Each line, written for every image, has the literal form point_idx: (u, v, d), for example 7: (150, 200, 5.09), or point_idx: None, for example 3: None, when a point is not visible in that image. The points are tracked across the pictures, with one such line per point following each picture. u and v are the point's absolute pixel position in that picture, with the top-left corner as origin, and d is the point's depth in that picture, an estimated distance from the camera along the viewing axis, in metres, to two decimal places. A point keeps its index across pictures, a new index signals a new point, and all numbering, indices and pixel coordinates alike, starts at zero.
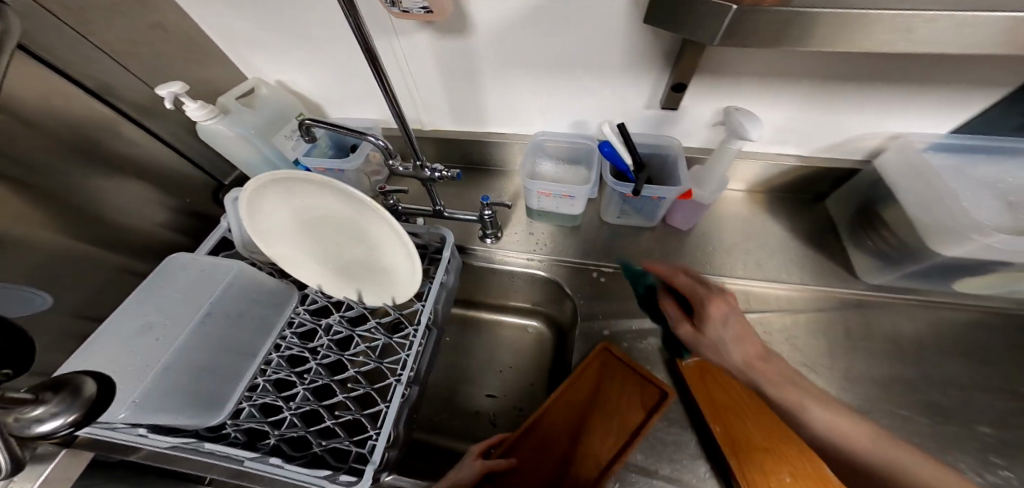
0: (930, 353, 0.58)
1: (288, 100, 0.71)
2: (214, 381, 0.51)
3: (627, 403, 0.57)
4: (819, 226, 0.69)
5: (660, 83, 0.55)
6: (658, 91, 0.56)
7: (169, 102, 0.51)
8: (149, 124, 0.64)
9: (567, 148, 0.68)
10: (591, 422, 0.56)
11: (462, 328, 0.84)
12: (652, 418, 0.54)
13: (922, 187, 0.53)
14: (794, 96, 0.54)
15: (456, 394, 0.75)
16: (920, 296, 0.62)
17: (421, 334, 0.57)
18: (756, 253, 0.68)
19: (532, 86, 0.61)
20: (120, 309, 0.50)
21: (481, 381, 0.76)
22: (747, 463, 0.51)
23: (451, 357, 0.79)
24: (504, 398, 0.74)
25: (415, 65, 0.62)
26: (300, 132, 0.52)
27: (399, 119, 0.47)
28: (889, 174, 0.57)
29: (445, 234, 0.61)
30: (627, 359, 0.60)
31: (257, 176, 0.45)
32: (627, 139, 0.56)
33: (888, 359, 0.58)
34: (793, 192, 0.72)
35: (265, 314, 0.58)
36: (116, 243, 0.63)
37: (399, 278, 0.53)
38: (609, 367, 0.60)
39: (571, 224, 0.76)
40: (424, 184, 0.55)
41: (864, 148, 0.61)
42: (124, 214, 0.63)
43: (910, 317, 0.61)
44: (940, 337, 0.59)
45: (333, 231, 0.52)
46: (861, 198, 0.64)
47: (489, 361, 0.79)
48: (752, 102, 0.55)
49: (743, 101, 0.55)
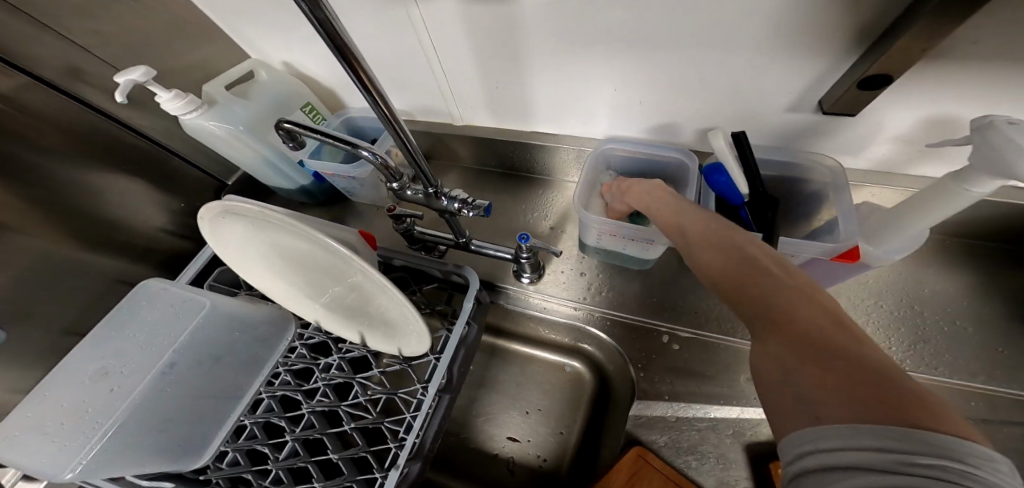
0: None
1: (293, 85, 0.58)
2: (189, 426, 0.41)
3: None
4: (1014, 295, 0.47)
5: (839, 71, 0.34)
6: (824, 87, 0.36)
7: (126, 93, 0.40)
8: (134, 119, 0.55)
9: (645, 162, 0.50)
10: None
11: (489, 357, 0.64)
12: None
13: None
14: None
15: (468, 437, 0.59)
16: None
17: (429, 400, 0.43)
18: (899, 321, 0.47)
19: (595, 72, 0.43)
20: (77, 349, 0.40)
21: (500, 419, 0.59)
22: None
23: (470, 390, 0.62)
24: (528, 444, 0.57)
25: (441, 44, 0.46)
26: (282, 137, 0.39)
27: (391, 127, 0.33)
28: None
29: (470, 273, 0.46)
30: (670, 470, 0.44)
31: (209, 202, 0.32)
32: (748, 159, 0.39)
33: None
34: (978, 236, 0.49)
35: (255, 348, 0.47)
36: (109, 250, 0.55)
37: (403, 326, 0.38)
38: (645, 481, 0.43)
39: (638, 266, 0.59)
40: (442, 215, 0.42)
41: None
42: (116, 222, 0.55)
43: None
44: None
45: (310, 270, 0.37)
46: None
47: (513, 398, 0.60)
48: (971, 108, 0.34)
49: (960, 103, 0.33)
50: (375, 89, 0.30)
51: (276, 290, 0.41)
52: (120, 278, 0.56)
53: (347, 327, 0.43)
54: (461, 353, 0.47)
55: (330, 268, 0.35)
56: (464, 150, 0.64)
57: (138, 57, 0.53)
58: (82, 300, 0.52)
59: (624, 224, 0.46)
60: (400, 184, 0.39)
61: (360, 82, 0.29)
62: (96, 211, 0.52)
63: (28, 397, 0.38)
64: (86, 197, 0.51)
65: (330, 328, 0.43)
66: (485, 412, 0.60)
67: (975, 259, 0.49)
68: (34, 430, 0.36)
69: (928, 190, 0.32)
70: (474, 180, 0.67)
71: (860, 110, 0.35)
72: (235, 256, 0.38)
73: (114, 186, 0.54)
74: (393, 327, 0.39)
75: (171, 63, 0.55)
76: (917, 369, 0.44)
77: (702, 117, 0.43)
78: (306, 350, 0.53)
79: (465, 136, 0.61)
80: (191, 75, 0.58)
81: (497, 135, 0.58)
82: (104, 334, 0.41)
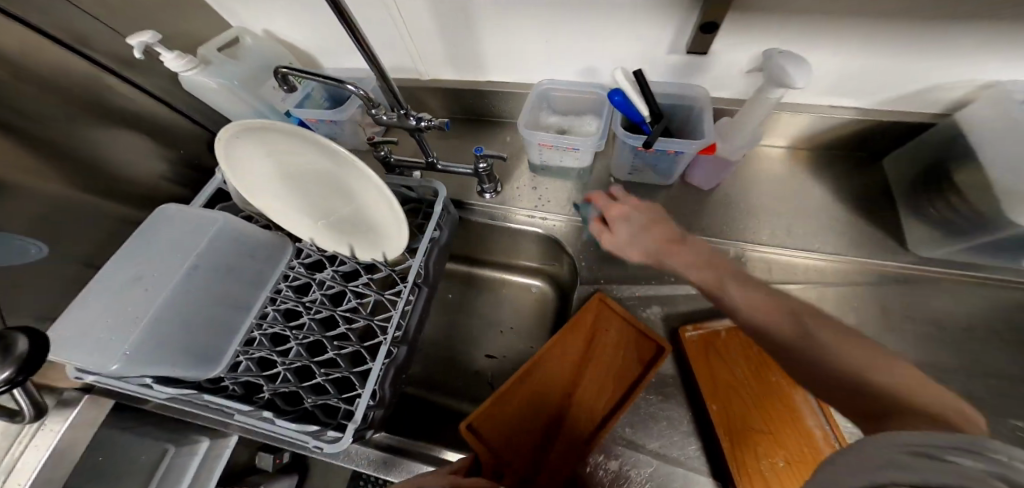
0: (1011, 346, 0.47)
1: (275, 50, 0.67)
2: (205, 335, 0.49)
3: (624, 359, 0.51)
4: (865, 190, 0.56)
5: (690, 20, 0.45)
6: (684, 33, 0.47)
7: (141, 53, 0.48)
8: (134, 79, 0.61)
9: (576, 99, 0.59)
10: (581, 387, 0.51)
11: (465, 287, 0.77)
12: (650, 371, 0.49)
13: (1008, 145, 0.41)
14: (853, 37, 0.43)
15: (457, 355, 0.69)
16: (982, 271, 0.49)
17: (407, 292, 0.53)
18: (796, 212, 0.56)
19: (528, 26, 0.52)
20: (117, 258, 0.48)
21: (480, 341, 0.70)
22: (741, 447, 0.44)
23: (451, 315, 0.74)
24: (503, 360, 0.68)
25: (406, 10, 0.54)
26: (276, 81, 0.50)
27: (376, 70, 0.42)
28: (973, 132, 0.45)
29: (438, 189, 0.55)
30: (622, 308, 0.54)
31: (227, 125, 0.40)
32: (644, 87, 0.47)
33: (930, 344, 0.47)
34: (845, 149, 0.58)
35: (258, 268, 0.56)
36: (111, 192, 0.61)
37: (385, 232, 0.49)
38: (602, 319, 0.54)
39: (578, 180, 0.64)
40: (412, 134, 0.51)
41: (948, 99, 0.48)
42: (122, 166, 0.62)
43: (988, 300, 0.49)
44: (998, 322, 0.48)
45: (315, 185, 0.48)
46: (929, 161, 0.51)
47: (492, 319, 0.73)
48: (792, 47, 0.45)
49: (788, 39, 0.44)
50: (364, 42, 0.40)
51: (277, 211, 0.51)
52: (126, 217, 0.64)
53: (339, 243, 0.53)
54: (434, 253, 0.58)
55: (330, 181, 0.47)
56: (433, 101, 0.71)
57: (130, 19, 0.58)
58: (97, 230, 0.60)
59: (558, 136, 0.54)
60: (376, 111, 0.49)
61: (349, 31, 0.38)
62: (103, 158, 0.59)
63: (77, 300, 0.45)
64: (92, 141, 0.57)
65: (324, 246, 0.53)
66: (468, 332, 0.72)
67: (850, 163, 0.58)
68: (71, 337, 0.43)
69: (755, 99, 0.44)
70: None
71: (707, 50, 0.47)
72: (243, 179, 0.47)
73: (115, 134, 0.60)
74: (378, 233, 0.50)
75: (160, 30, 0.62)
76: (810, 247, 0.53)
77: (618, 60, 0.54)
78: (302, 269, 0.61)
79: (432, 89, 0.68)
80: (177, 41, 0.64)
81: (460, 86, 0.66)
82: (136, 247, 0.49)
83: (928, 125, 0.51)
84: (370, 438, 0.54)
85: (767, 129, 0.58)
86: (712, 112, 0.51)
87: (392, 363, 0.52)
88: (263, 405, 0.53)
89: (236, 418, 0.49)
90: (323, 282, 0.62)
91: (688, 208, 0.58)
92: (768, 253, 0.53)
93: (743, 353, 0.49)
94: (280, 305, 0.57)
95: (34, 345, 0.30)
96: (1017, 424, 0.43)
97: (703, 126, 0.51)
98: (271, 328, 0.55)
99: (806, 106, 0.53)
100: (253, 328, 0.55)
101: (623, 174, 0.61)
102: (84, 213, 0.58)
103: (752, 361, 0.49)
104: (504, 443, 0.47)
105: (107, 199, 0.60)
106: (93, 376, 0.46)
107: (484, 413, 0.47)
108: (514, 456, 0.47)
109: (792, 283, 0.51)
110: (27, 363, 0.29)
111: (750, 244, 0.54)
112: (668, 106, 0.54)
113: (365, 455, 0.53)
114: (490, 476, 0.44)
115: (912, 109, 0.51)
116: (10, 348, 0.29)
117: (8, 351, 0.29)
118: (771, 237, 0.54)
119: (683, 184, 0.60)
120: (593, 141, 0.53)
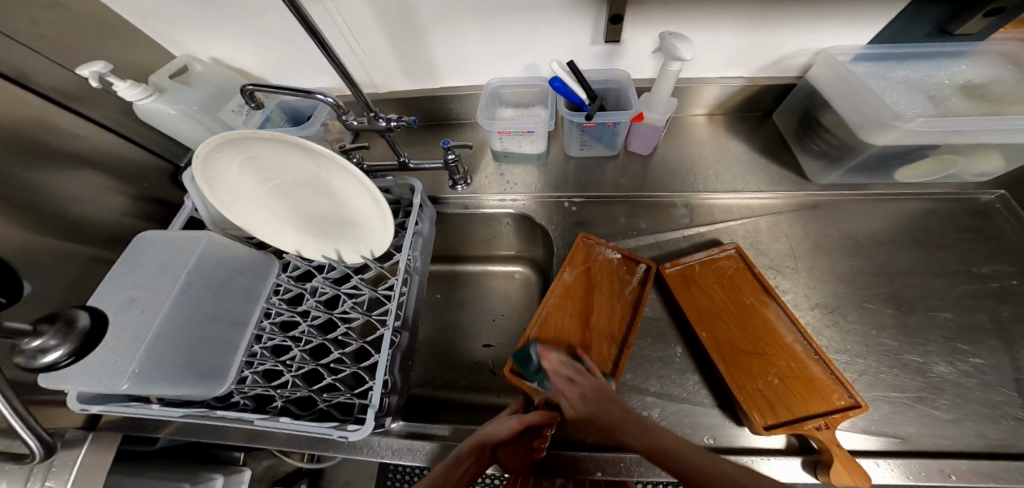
0: (912, 248, 0.57)
1: (227, 75, 0.67)
2: (209, 352, 0.49)
3: (622, 286, 0.56)
4: (770, 141, 0.68)
5: (600, 15, 0.55)
6: (599, 25, 0.57)
7: (96, 83, 0.49)
8: (83, 111, 0.55)
9: (523, 93, 0.67)
10: (596, 317, 0.54)
11: (451, 285, 0.78)
12: (647, 291, 0.54)
13: (848, 93, 0.54)
14: (727, 22, 0.55)
15: (455, 350, 0.70)
16: (870, 189, 0.61)
17: (400, 282, 0.54)
18: (724, 163, 0.66)
19: (474, 32, 0.59)
20: (104, 286, 0.48)
21: (476, 331, 0.71)
22: (735, 364, 0.47)
23: (438, 315, 0.74)
24: (501, 346, 0.69)
25: (354, 22, 0.58)
26: (243, 99, 0.53)
27: (348, 80, 0.47)
28: (823, 87, 0.58)
29: (413, 184, 0.60)
30: (607, 244, 0.59)
31: (206, 140, 0.42)
32: (579, 73, 0.55)
33: (848, 255, 0.57)
34: (746, 111, 0.70)
35: (249, 283, 0.56)
36: (75, 235, 0.54)
37: (371, 229, 0.54)
38: (594, 257, 0.58)
39: (539, 162, 0.71)
40: (382, 135, 0.56)
41: (794, 67, 0.62)
42: (84, 206, 0.55)
43: (889, 214, 0.60)
44: (895, 230, 0.58)
45: (297, 189, 0.51)
46: (802, 110, 0.64)
47: (480, 313, 0.73)
48: (686, 31, 0.56)
49: (680, 24, 0.55)
50: (334, 53, 0.44)
51: (260, 224, 0.53)
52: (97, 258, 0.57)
53: (325, 247, 0.58)
54: (417, 242, 0.61)
55: (311, 183, 0.50)
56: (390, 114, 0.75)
57: (78, 53, 0.54)
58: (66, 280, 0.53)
59: (515, 122, 0.61)
60: (346, 117, 0.53)
61: (319, 43, 0.43)
62: (62, 200, 0.52)
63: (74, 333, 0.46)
64: (47, 182, 0.51)
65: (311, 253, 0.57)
66: (460, 326, 0.72)
67: (751, 123, 0.70)
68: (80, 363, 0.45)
69: (661, 76, 0.55)
70: (405, 134, 0.78)
71: (619, 38, 0.57)
72: (227, 193, 0.48)
73: (71, 174, 0.53)
74: (363, 232, 0.55)
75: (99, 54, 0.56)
76: (736, 188, 0.63)
77: (554, 54, 0.62)
78: (291, 280, 0.62)
79: (391, 101, 0.72)
80: (123, 68, 0.58)
81: (417, 94, 0.71)
82: (119, 276, 0.49)
83: (792, 85, 0.64)
84: (389, 429, 0.53)
85: (689, 99, 0.68)
86: (634, 89, 0.62)
87: (399, 349, 0.55)
88: (278, 413, 0.53)
89: (253, 425, 0.48)
90: (315, 290, 0.63)
91: (638, 174, 0.67)
92: (706, 198, 0.63)
93: (719, 280, 0.54)
94: (276, 317, 0.58)
95: (94, 323, 0.30)
96: (941, 313, 0.52)
97: (630, 101, 0.61)
98: (271, 340, 0.56)
99: (710, 79, 0.64)
100: (253, 342, 0.56)
101: (575, 150, 0.69)
102: (45, 262, 0.50)
103: (726, 286, 0.53)
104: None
105: (72, 243, 0.54)
106: (97, 406, 0.46)
107: (522, 359, 0.50)
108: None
109: (730, 221, 0.61)
110: (84, 342, 0.29)
111: (694, 195, 0.63)
112: (600, 89, 0.64)
113: (389, 445, 0.52)
114: (547, 406, 0.46)
115: (777, 75, 0.64)
116: (71, 324, 0.28)
117: (71, 327, 0.28)
118: (710, 185, 0.64)
119: (626, 153, 0.70)
120: (544, 123, 0.61)
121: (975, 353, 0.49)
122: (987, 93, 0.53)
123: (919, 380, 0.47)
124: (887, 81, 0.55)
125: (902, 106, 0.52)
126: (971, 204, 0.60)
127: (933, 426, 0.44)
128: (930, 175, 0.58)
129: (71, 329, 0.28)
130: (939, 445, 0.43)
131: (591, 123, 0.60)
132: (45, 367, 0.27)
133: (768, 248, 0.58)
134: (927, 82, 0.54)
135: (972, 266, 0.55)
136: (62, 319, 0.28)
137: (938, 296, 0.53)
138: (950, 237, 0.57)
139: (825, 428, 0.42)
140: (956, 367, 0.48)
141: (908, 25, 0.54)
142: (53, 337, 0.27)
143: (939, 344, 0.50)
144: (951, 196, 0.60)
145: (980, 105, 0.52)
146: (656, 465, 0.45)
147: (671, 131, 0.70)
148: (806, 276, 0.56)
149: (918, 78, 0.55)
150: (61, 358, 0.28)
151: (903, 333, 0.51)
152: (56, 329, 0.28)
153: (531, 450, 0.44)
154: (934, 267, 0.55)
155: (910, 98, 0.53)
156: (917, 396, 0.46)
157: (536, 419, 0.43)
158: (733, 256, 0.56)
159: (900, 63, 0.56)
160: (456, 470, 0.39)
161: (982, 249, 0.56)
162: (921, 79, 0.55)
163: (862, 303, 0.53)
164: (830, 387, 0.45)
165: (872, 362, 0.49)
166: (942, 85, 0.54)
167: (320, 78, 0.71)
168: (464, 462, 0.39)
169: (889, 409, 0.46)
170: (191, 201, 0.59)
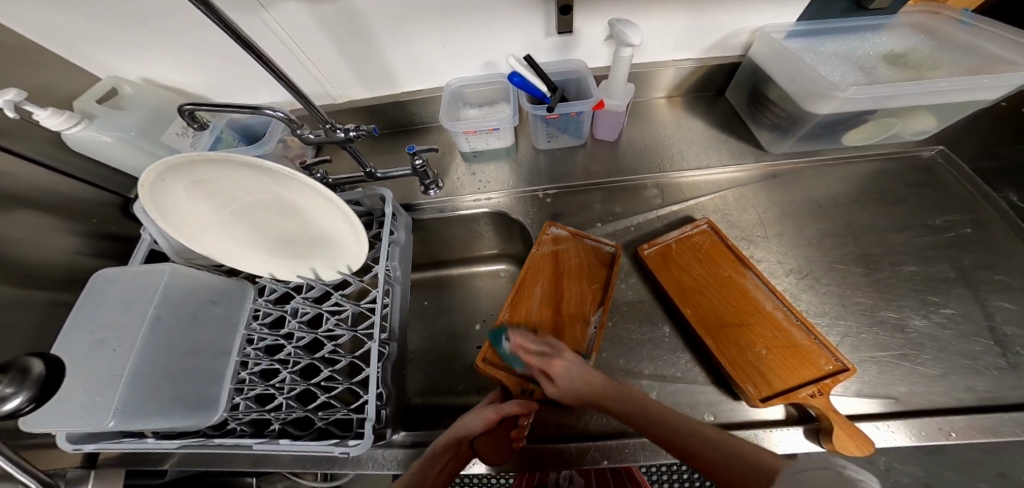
0: (873, 207, 0.59)
1: (162, 96, 0.63)
2: (194, 383, 0.48)
3: (591, 268, 0.57)
4: (726, 118, 0.69)
5: (549, 8, 0.55)
6: (551, 18, 0.57)
7: (13, 113, 0.46)
8: (8, 145, 0.50)
9: (484, 90, 0.67)
10: (566, 301, 0.55)
11: (436, 291, 0.77)
12: (614, 275, 0.55)
13: (788, 69, 0.55)
14: (666, 6, 0.56)
15: (448, 356, 0.69)
16: (827, 153, 0.63)
17: (381, 295, 0.53)
18: (687, 141, 0.67)
19: (422, 34, 0.59)
20: (65, 331, 0.46)
21: (467, 334, 0.71)
22: (722, 338, 0.48)
23: (427, 321, 0.73)
24: None
25: (300, 33, 0.57)
26: (184, 118, 0.51)
27: (297, 94, 0.45)
28: (765, 63, 0.59)
29: (383, 192, 0.59)
30: (571, 230, 0.60)
31: (149, 166, 0.39)
32: (534, 66, 0.55)
33: (815, 220, 0.59)
34: (702, 91, 0.72)
35: (224, 313, 0.55)
36: (22, 281, 0.50)
37: (343, 244, 0.53)
38: (561, 240, 0.59)
39: (508, 158, 0.71)
40: (342, 146, 0.55)
41: (739, 44, 0.63)
42: (26, 251, 0.51)
43: (850, 176, 0.62)
44: (857, 191, 0.61)
45: (254, 210, 0.50)
46: (748, 86, 0.65)
47: (469, 315, 0.73)
48: (632, 18, 0.57)
49: (624, 11, 0.56)
50: (274, 66, 0.42)
51: (227, 250, 0.52)
52: (54, 302, 0.54)
53: (299, 266, 0.57)
54: (395, 251, 0.60)
55: (271, 202, 0.49)
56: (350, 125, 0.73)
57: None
58: (26, 332, 0.50)
59: (480, 121, 0.61)
60: (302, 131, 0.52)
61: (258, 57, 0.41)
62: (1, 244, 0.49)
63: None
64: None
65: (285, 272, 0.57)
66: (452, 331, 0.72)
67: (706, 101, 0.71)
68: (50, 412, 0.42)
69: (614, 63, 0.55)
70: (369, 143, 0.76)
71: (571, 28, 0.57)
72: (186, 224, 0.48)
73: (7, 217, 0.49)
74: (338, 247, 0.54)
75: (24, 86, 0.52)
76: (702, 164, 0.64)
77: (510, 50, 0.62)
78: (270, 304, 0.60)
79: (349, 111, 0.70)
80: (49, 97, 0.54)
81: (376, 102, 0.70)
82: (80, 318, 0.47)
83: (737, 63, 0.65)
84: (391, 440, 0.53)
85: (646, 82, 0.69)
86: (593, 78, 0.62)
87: (390, 361, 0.54)
88: (276, 436, 0.53)
89: (253, 450, 0.47)
90: (297, 311, 0.61)
91: (606, 162, 0.68)
92: (674, 176, 0.64)
93: (695, 255, 0.55)
94: (259, 343, 0.56)
95: (49, 368, 0.28)
96: (907, 266, 0.55)
97: (590, 89, 0.62)
98: (258, 365, 0.55)
99: (662, 63, 0.66)
100: (239, 369, 0.55)
101: (542, 143, 0.69)
102: None
103: (704, 261, 0.55)
104: (521, 365, 0.50)
105: (23, 290, 0.50)
106: (92, 445, 0.46)
107: (495, 346, 0.51)
108: (535, 375, 0.50)
109: (699, 197, 0.62)
110: (43, 387, 0.28)
111: (661, 176, 0.64)
112: (560, 81, 0.64)
113: (394, 457, 0.51)
114: (522, 394, 0.48)
115: (722, 54, 0.65)
116: (25, 371, 0.27)
117: (25, 374, 0.27)
118: (675, 165, 0.65)
119: (593, 141, 0.70)
120: (507, 119, 0.61)
121: (945, 303, 0.52)
122: (908, 61, 0.55)
123: (899, 336, 0.50)
124: (820, 55, 0.56)
125: (836, 77, 0.54)
126: (925, 162, 0.62)
127: (923, 383, 0.46)
128: (880, 136, 0.61)
129: (26, 376, 0.27)
130: (933, 402, 0.45)
131: (554, 115, 0.60)
132: (5, 416, 0.26)
133: (739, 220, 0.60)
134: (855, 54, 0.57)
135: (931, 219, 0.58)
136: (15, 367, 0.27)
137: (901, 251, 0.56)
138: (907, 192, 0.60)
139: (819, 394, 0.44)
140: (931, 319, 0.51)
141: (826, 2, 0.55)
142: (10, 386, 0.26)
143: (911, 298, 0.52)
144: (907, 154, 0.62)
145: (903, 72, 0.54)
146: (661, 447, 0.45)
147: (633, 116, 0.71)
148: (778, 245, 0.58)
149: (846, 51, 0.57)
150: (20, 405, 0.26)
151: (876, 290, 0.53)
152: (9, 378, 0.26)
153: (510, 441, 0.45)
154: (899, 224, 0.58)
155: (844, 69, 0.54)
156: (901, 353, 0.48)
157: (513, 409, 0.45)
158: (706, 231, 0.57)
159: (833, 36, 0.58)
160: (433, 468, 0.41)
161: (935, 202, 0.59)
162: (849, 52, 0.57)
163: (834, 266, 0.55)
164: (817, 353, 0.47)
165: (852, 322, 0.51)
166: (868, 56, 0.56)
167: (271, 92, 0.69)
168: (441, 458, 0.42)
169: (877, 369, 0.48)
170: (147, 232, 0.56)
